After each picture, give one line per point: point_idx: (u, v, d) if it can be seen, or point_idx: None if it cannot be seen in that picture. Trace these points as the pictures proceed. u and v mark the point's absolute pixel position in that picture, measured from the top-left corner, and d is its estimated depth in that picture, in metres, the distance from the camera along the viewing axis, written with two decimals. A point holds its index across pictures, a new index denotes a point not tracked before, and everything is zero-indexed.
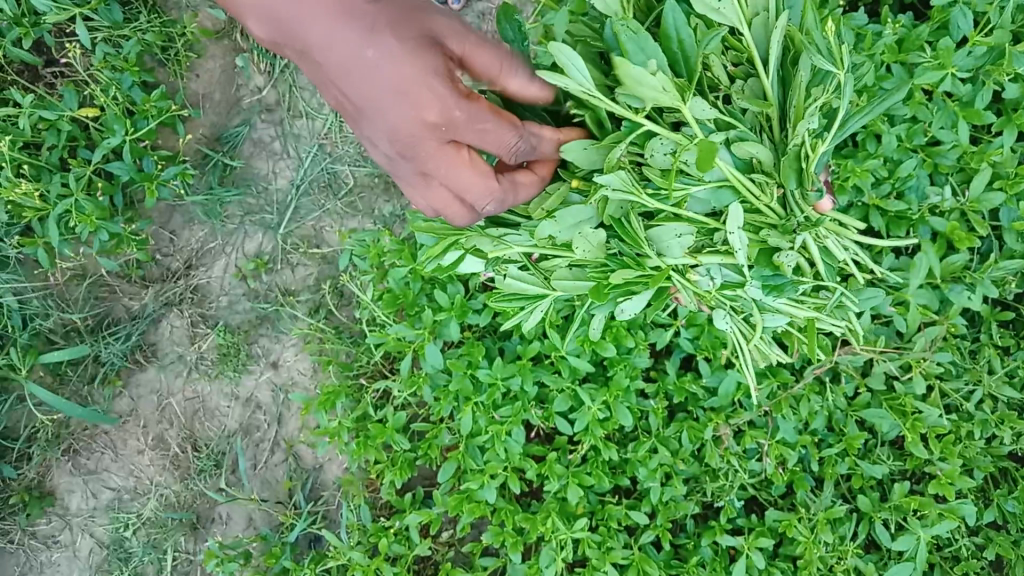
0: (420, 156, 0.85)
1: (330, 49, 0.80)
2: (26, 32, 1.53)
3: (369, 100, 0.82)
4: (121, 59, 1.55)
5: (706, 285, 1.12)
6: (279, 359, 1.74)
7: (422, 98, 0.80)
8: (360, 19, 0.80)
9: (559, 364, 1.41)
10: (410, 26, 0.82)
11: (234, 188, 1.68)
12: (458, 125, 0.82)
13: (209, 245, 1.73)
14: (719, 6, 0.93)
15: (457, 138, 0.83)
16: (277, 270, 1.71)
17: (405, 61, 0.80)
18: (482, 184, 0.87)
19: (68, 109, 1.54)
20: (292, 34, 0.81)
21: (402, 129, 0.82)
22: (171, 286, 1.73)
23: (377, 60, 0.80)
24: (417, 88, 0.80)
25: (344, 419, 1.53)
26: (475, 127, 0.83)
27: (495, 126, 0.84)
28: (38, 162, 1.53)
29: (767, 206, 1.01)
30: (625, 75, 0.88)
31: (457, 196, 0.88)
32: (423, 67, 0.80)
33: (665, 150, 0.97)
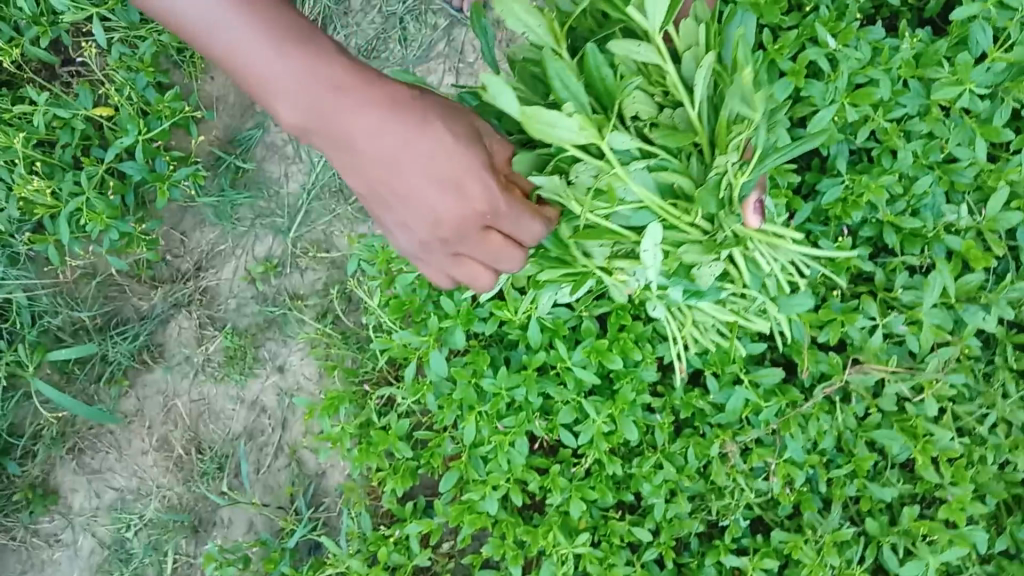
0: (457, 241, 0.96)
1: (375, 142, 0.91)
2: (42, 31, 1.55)
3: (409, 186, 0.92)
4: (136, 60, 1.56)
5: (632, 284, 1.17)
6: (285, 363, 1.73)
7: (468, 186, 0.92)
8: (405, 114, 0.91)
9: (564, 375, 1.39)
10: (450, 122, 0.93)
11: (245, 191, 1.68)
12: (502, 215, 0.95)
13: (219, 247, 1.73)
14: (639, 50, 0.93)
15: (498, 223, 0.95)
16: (286, 274, 1.71)
17: (439, 151, 0.91)
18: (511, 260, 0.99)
19: (82, 108, 1.56)
20: (338, 121, 0.90)
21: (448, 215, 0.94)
22: (180, 287, 1.73)
23: (419, 146, 0.91)
24: (466, 175, 0.92)
25: (346, 424, 1.52)
26: (515, 218, 0.96)
27: (529, 216, 0.97)
28: (52, 160, 1.54)
29: (690, 224, 1.04)
30: (540, 121, 0.87)
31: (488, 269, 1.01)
32: (467, 156, 0.92)
33: (588, 172, 1.01)
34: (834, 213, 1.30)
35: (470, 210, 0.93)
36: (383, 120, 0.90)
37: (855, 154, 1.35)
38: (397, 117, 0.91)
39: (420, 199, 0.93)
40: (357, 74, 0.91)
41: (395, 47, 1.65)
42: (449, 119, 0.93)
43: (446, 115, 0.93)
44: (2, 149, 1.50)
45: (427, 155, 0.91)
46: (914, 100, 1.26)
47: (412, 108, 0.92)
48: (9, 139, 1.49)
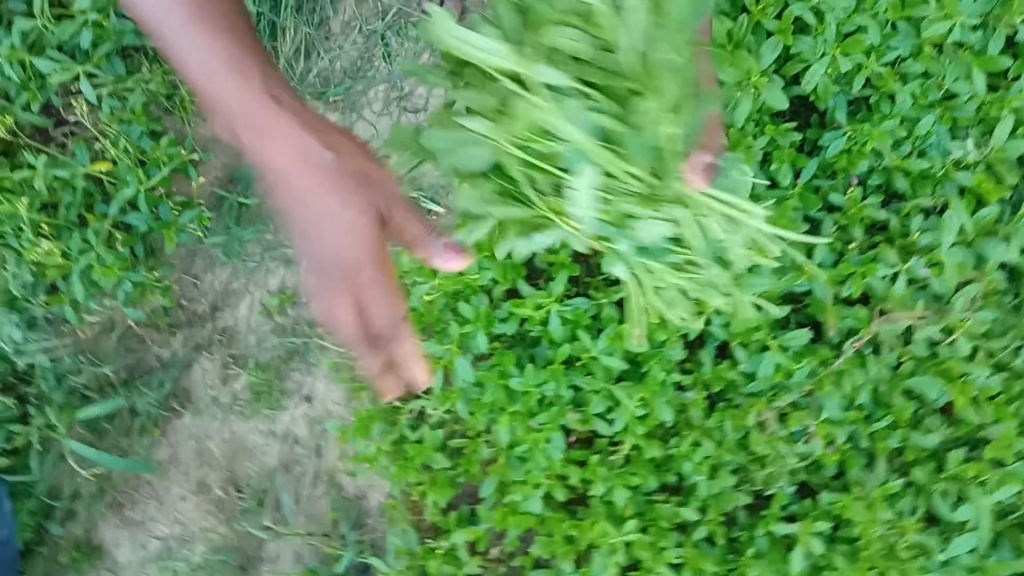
0: (328, 293, 1.01)
1: (301, 179, 1.00)
2: (32, 95, 1.55)
3: (308, 232, 1.00)
4: (126, 111, 1.55)
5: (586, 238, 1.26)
6: (312, 392, 1.73)
7: (349, 244, 1.00)
8: (320, 171, 1.01)
9: (591, 364, 1.40)
10: (360, 187, 1.02)
11: (252, 227, 1.66)
12: (362, 277, 0.99)
13: (232, 286, 1.73)
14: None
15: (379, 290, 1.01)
16: (301, 302, 1.70)
17: (346, 206, 1.00)
18: (377, 316, 1.02)
19: (80, 166, 1.56)
20: (269, 175, 1.04)
21: (332, 270, 1.00)
22: (199, 330, 1.74)
23: (331, 218, 0.99)
24: (348, 227, 1.00)
25: (381, 443, 1.54)
26: (375, 289, 1.01)
27: (386, 293, 1.01)
28: (57, 221, 1.55)
29: (627, 174, 1.14)
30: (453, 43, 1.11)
31: (354, 312, 1.01)
32: (349, 218, 1.00)
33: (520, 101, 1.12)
34: (840, 165, 1.31)
35: (347, 257, 1.00)
36: (303, 173, 1.00)
37: (853, 105, 1.34)
38: (318, 168, 1.00)
39: (310, 240, 1.00)
40: (311, 175, 1.00)
41: (379, 62, 1.65)
42: (358, 185, 1.02)
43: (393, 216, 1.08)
44: (9, 217, 1.52)
45: (328, 232, 1.00)
46: (905, 41, 1.25)
47: (335, 166, 1.02)
48: (13, 208, 1.52)
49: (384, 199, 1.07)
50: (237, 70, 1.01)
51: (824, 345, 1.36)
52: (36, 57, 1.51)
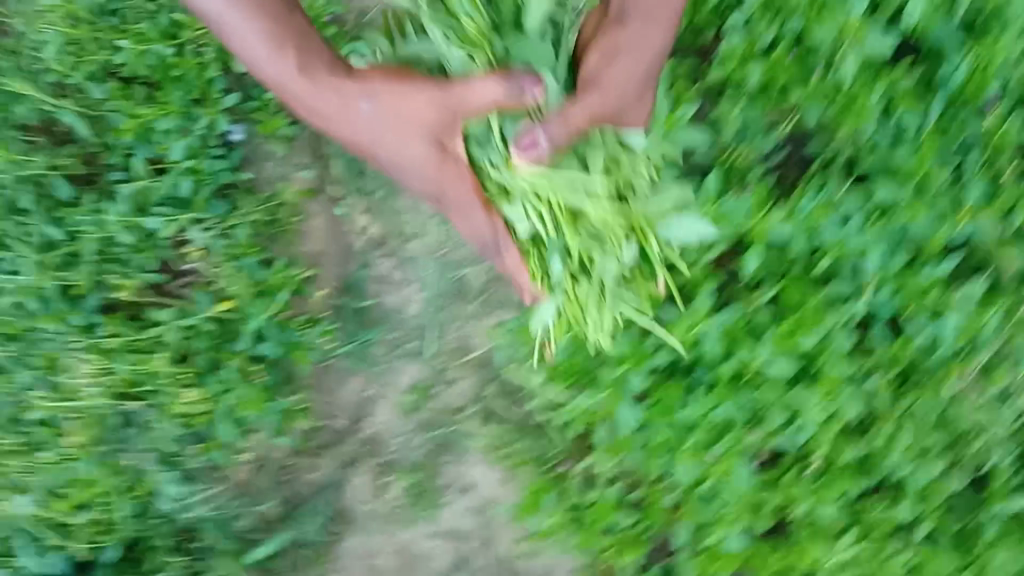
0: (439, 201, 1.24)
1: (371, 131, 1.16)
2: (149, 255, 1.53)
3: (398, 163, 1.19)
4: (238, 247, 1.57)
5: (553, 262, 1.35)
6: (469, 480, 1.65)
7: (446, 177, 1.20)
8: (390, 114, 1.15)
9: (759, 377, 1.32)
10: (425, 116, 1.15)
11: (375, 330, 1.67)
12: (451, 187, 1.22)
13: (366, 394, 1.68)
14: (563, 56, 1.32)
15: (471, 205, 1.24)
16: (436, 393, 1.67)
17: (414, 131, 1.15)
18: (475, 223, 1.27)
19: (204, 310, 1.55)
20: (335, 121, 1.16)
21: (439, 189, 1.22)
22: (345, 446, 1.68)
23: (406, 149, 1.17)
24: (415, 135, 1.16)
25: (558, 515, 1.46)
26: (458, 184, 1.22)
27: (477, 212, 1.25)
28: (195, 368, 1.54)
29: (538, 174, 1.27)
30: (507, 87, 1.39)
31: (479, 236, 1.28)
32: (420, 127, 1.16)
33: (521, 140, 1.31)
34: (968, 96, 1.27)
35: (441, 173, 1.20)
36: (377, 122, 1.15)
37: None
38: (378, 115, 1.15)
39: (404, 171, 1.20)
40: (373, 125, 1.15)
41: None
42: (423, 110, 1.15)
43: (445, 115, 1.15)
44: (150, 378, 1.53)
45: (409, 162, 1.18)
46: None
47: (409, 99, 1.15)
48: (152, 367, 1.52)
49: (435, 113, 1.15)
50: (302, 66, 1.14)
51: (992, 286, 1.27)
52: (146, 218, 1.52)
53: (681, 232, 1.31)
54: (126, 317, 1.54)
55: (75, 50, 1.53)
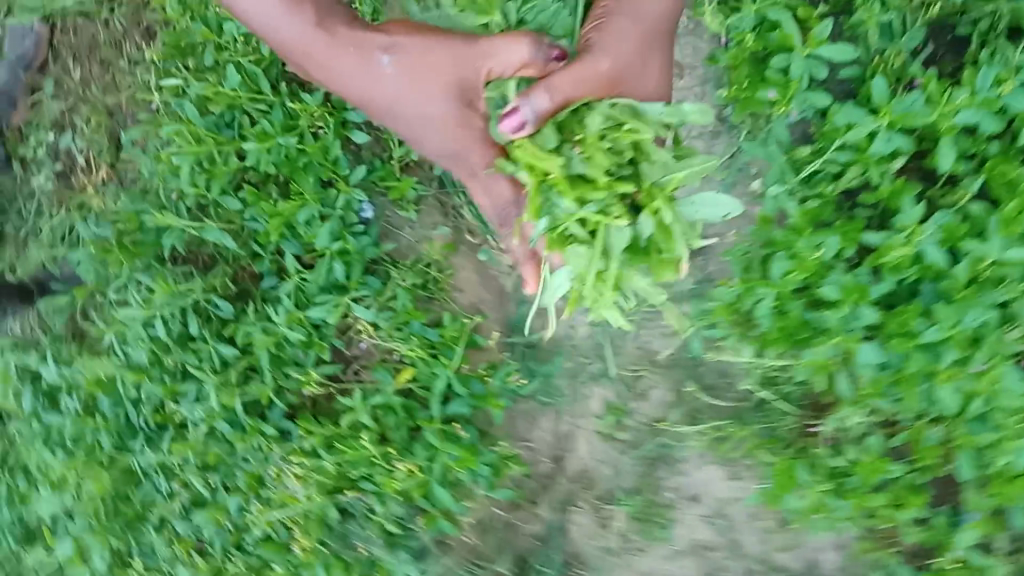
0: (424, 127, 1.23)
1: (408, 100, 1.21)
2: (320, 346, 1.49)
3: (398, 92, 1.21)
4: (401, 313, 1.52)
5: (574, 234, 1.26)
6: (695, 490, 1.62)
7: (423, 75, 1.20)
8: (424, 79, 1.20)
9: (1001, 271, 1.18)
10: (447, 75, 1.20)
11: (554, 360, 1.64)
12: (479, 176, 1.26)
13: (563, 431, 1.67)
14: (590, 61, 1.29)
15: (440, 102, 1.21)
16: (635, 408, 1.64)
17: (440, 107, 1.21)
18: (445, 136, 1.23)
19: (388, 386, 1.50)
20: (389, 113, 1.24)
21: (421, 114, 1.22)
22: (556, 488, 1.67)
23: (424, 102, 1.20)
24: (450, 124, 1.22)
25: (817, 486, 1.33)
26: (489, 180, 1.25)
27: (500, 182, 1.24)
28: (396, 443, 1.48)
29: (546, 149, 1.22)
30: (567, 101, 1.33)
31: (451, 153, 1.25)
32: (445, 106, 1.21)
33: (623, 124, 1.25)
34: None
35: (428, 103, 1.21)
36: (406, 87, 1.21)
37: None
38: (390, 63, 1.20)
39: (396, 99, 1.22)
40: (392, 79, 1.21)
41: None
42: (456, 78, 1.20)
43: (444, 57, 1.20)
44: (354, 463, 1.46)
45: (431, 121, 1.22)
46: None
47: (443, 73, 1.20)
48: (355, 450, 1.45)
49: (463, 84, 1.21)
50: (324, 23, 1.21)
51: None
52: (309, 309, 1.48)
53: (881, 146, 1.24)
54: (312, 413, 1.51)
55: (203, 167, 1.41)
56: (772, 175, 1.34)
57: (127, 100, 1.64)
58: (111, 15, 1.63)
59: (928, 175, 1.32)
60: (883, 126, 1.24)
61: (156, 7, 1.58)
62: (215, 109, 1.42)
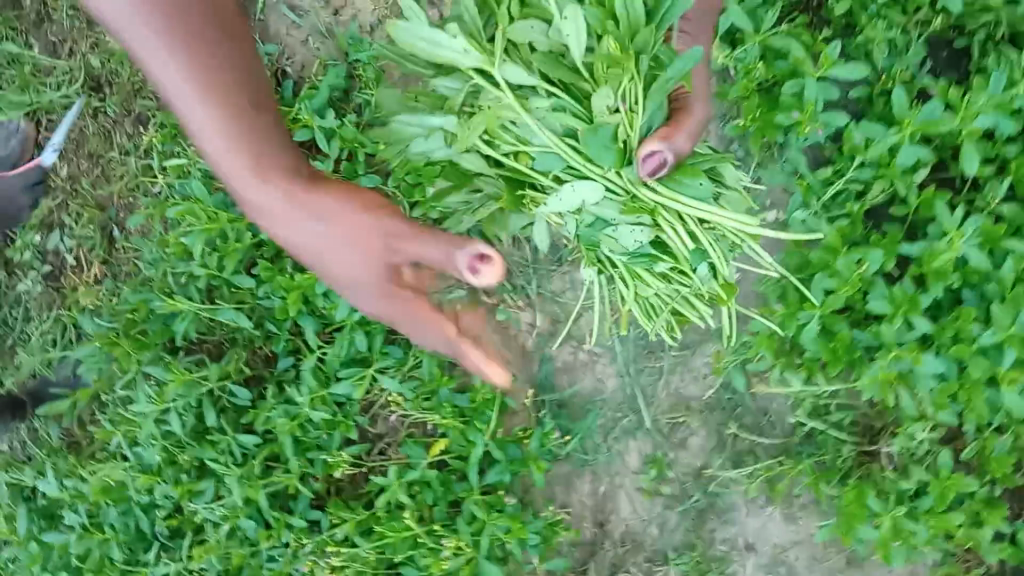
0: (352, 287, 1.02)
1: (343, 263, 0.98)
2: (347, 425, 1.40)
3: (330, 254, 0.98)
4: (428, 381, 1.44)
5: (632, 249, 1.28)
6: (750, 538, 1.55)
7: (364, 244, 0.97)
8: (368, 249, 0.97)
9: None
10: (386, 251, 0.98)
11: (586, 417, 1.56)
12: (398, 319, 1.05)
13: (602, 492, 1.58)
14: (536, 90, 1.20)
15: (369, 286, 1.00)
16: (675, 458, 1.56)
17: (374, 275, 0.99)
18: (379, 305, 1.03)
19: (422, 460, 1.42)
20: (311, 256, 0.99)
21: (362, 282, 1.00)
22: (603, 553, 1.57)
23: (353, 272, 0.99)
24: (378, 289, 1.00)
25: (890, 512, 1.29)
26: (416, 322, 1.04)
27: (430, 330, 1.05)
28: (439, 521, 1.40)
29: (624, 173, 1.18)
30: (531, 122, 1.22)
31: (391, 318, 1.05)
32: (386, 266, 0.99)
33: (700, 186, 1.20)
34: None
35: (361, 278, 0.99)
36: (350, 253, 0.97)
37: None
38: (328, 230, 0.96)
39: (332, 254, 0.98)
40: (327, 241, 0.97)
41: None
42: (377, 258, 0.98)
43: (386, 223, 0.98)
44: (397, 545, 1.37)
45: (354, 287, 1.01)
46: None
47: (378, 242, 0.97)
48: (397, 532, 1.36)
49: (404, 255, 0.98)
50: (259, 168, 0.92)
51: None
52: (331, 387, 1.40)
53: (906, 159, 1.21)
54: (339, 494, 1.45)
55: (216, 246, 1.35)
56: (793, 200, 1.31)
57: (119, 192, 1.56)
58: (98, 103, 1.56)
59: (945, 181, 1.33)
60: (906, 138, 1.21)
61: (149, 90, 1.54)
62: (225, 185, 1.37)
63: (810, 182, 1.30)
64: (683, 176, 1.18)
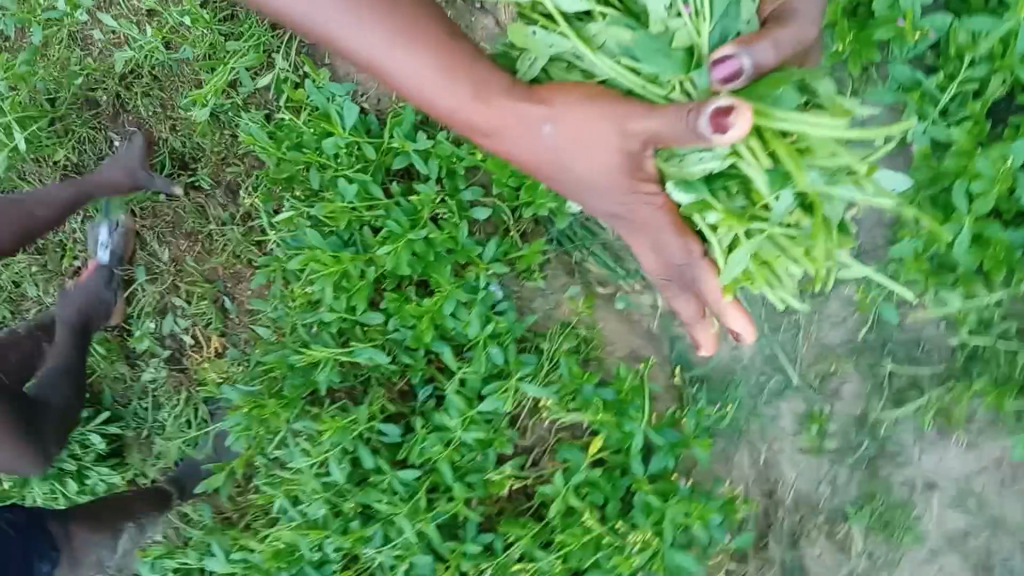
0: (590, 193, 1.01)
1: (577, 164, 0.97)
2: (501, 441, 1.39)
3: (563, 157, 0.97)
4: (571, 381, 1.40)
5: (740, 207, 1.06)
6: (933, 476, 1.44)
7: (596, 152, 0.95)
8: (602, 148, 0.95)
9: None
10: (618, 144, 0.94)
11: (730, 387, 1.50)
12: (642, 227, 1.05)
13: (762, 460, 1.51)
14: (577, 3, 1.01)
15: (614, 178, 0.98)
16: (835, 410, 1.47)
17: (608, 170, 0.97)
18: (630, 212, 1.03)
19: (581, 461, 1.39)
20: (547, 168, 1.00)
21: (599, 181, 0.98)
22: (778, 522, 1.51)
23: (600, 157, 0.95)
24: (613, 188, 0.99)
25: None
26: (659, 239, 1.06)
27: (675, 240, 1.06)
28: (613, 521, 1.37)
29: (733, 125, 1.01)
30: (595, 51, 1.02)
31: (623, 218, 1.05)
32: (614, 168, 0.97)
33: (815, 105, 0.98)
34: None
35: (603, 175, 0.98)
36: (577, 154, 0.96)
37: None
38: (555, 128, 0.94)
39: (567, 161, 0.97)
40: (557, 150, 0.96)
41: None
42: (617, 150, 0.95)
43: (608, 100, 0.94)
44: (578, 551, 1.36)
45: (600, 185, 0.99)
46: None
47: (615, 139, 0.94)
48: (574, 537, 1.34)
49: (637, 154, 0.96)
50: (479, 91, 0.93)
51: None
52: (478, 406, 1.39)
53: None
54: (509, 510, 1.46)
55: (343, 287, 1.39)
56: (909, 114, 1.27)
57: (224, 262, 1.58)
58: (190, 180, 1.60)
59: None
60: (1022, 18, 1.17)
61: (239, 158, 1.56)
62: (336, 227, 1.42)
63: (924, 91, 1.26)
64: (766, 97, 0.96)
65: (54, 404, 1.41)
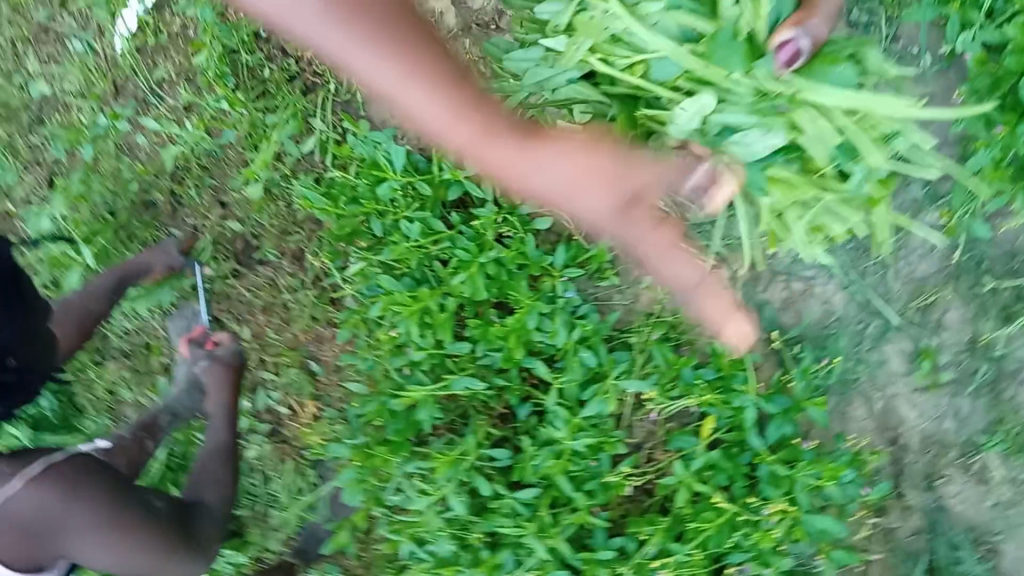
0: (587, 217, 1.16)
1: (571, 200, 1.12)
2: (613, 443, 1.39)
3: (566, 190, 1.11)
4: (668, 370, 1.40)
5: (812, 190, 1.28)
6: None
7: (598, 179, 1.12)
8: (603, 178, 1.12)
9: None
10: (615, 177, 1.13)
11: (829, 342, 1.44)
12: (635, 245, 1.24)
13: (878, 409, 1.46)
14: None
15: (618, 208, 1.14)
16: (942, 342, 1.42)
17: (605, 204, 1.13)
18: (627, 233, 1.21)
19: (696, 445, 1.39)
20: (542, 196, 1.14)
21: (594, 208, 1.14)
22: (908, 467, 1.46)
23: (598, 205, 1.12)
24: (611, 217, 1.15)
25: None
26: (661, 257, 1.27)
27: (682, 261, 1.29)
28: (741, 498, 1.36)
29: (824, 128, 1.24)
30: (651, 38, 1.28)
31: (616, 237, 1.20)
32: (611, 201, 1.13)
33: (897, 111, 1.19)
34: None
35: (601, 207, 1.13)
36: (576, 193, 1.11)
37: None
38: (561, 165, 1.09)
39: (567, 194, 1.12)
40: (564, 184, 1.10)
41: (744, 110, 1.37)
42: (616, 185, 1.14)
43: (598, 159, 1.13)
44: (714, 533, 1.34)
45: (591, 214, 1.15)
46: None
47: (610, 173, 1.13)
48: (708, 520, 1.35)
49: (632, 183, 1.15)
50: (487, 134, 1.04)
51: None
52: (584, 410, 1.40)
53: None
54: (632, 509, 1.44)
55: (426, 323, 1.42)
56: (954, 26, 1.27)
57: (304, 328, 1.60)
58: (256, 257, 1.63)
59: None
60: None
61: (297, 223, 1.59)
62: (407, 269, 1.45)
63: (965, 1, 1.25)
64: (822, 66, 1.21)
65: (210, 506, 1.44)
